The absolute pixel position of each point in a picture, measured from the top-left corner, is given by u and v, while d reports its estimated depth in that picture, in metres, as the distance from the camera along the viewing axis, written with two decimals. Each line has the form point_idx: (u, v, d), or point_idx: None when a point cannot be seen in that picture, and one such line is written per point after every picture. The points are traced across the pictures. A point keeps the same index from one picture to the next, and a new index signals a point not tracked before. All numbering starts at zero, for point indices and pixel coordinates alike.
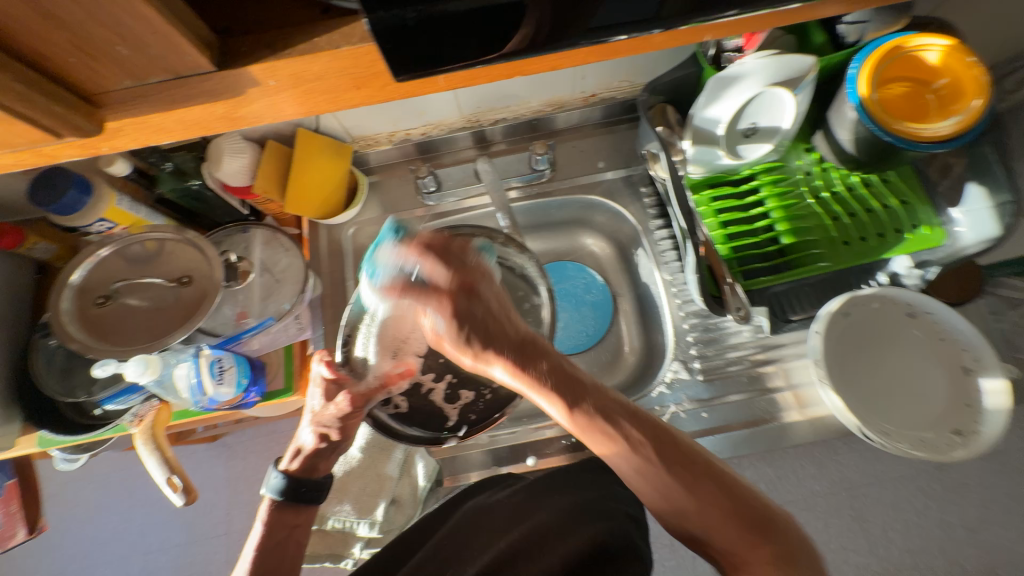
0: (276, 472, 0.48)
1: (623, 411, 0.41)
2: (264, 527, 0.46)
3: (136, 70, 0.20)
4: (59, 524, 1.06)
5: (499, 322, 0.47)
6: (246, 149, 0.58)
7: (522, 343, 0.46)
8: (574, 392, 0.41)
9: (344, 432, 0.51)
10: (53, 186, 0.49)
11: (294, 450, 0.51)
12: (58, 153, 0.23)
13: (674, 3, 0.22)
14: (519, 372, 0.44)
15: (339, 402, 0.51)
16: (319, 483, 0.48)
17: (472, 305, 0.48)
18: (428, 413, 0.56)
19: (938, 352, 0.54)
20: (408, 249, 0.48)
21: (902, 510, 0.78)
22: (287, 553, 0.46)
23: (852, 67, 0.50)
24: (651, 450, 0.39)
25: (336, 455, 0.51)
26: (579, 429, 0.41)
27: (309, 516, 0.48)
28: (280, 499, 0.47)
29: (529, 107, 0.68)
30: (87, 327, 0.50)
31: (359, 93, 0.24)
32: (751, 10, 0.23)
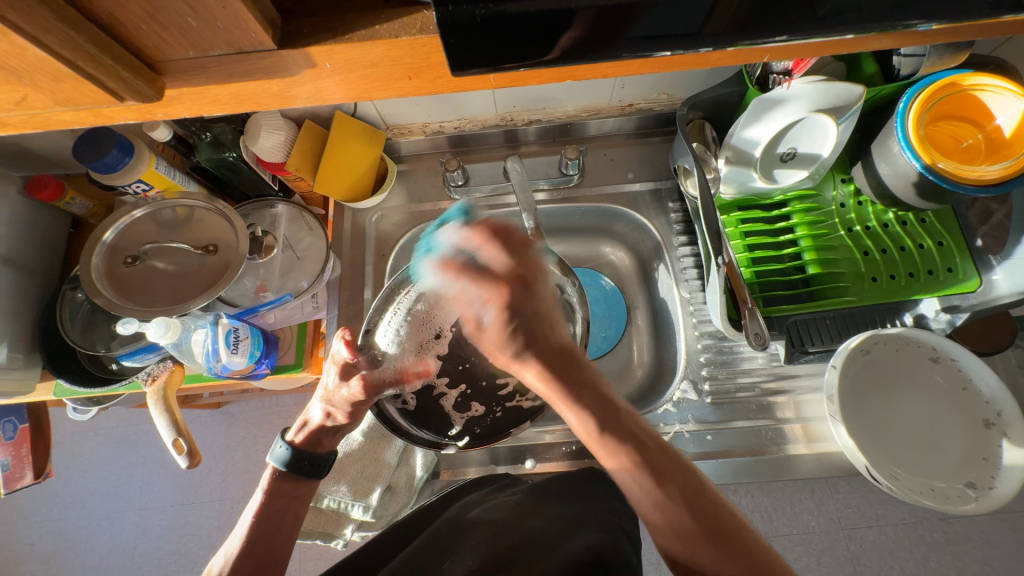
0: (282, 443, 0.49)
1: (653, 439, 0.42)
2: (262, 501, 0.47)
3: (201, 42, 0.21)
4: (63, 471, 1.09)
5: (545, 325, 0.47)
6: (284, 127, 0.59)
7: (564, 347, 0.47)
8: (607, 412, 0.42)
9: (351, 416, 0.50)
10: (97, 145, 0.51)
11: (301, 422, 0.51)
12: (115, 114, 0.24)
13: (739, 20, 0.22)
14: (552, 381, 0.45)
15: (351, 390, 0.48)
16: (323, 459, 0.49)
17: (523, 305, 0.47)
18: (434, 415, 0.56)
19: (959, 401, 0.52)
20: (471, 231, 0.48)
21: (901, 558, 0.76)
22: (284, 521, 0.47)
23: (902, 101, 0.49)
24: (675, 490, 0.39)
25: (339, 435, 0.51)
26: (595, 443, 0.42)
27: (309, 488, 0.49)
28: (284, 469, 0.48)
29: (564, 110, 0.67)
30: (115, 285, 0.52)
31: (410, 82, 0.25)
32: (812, 36, 0.23)
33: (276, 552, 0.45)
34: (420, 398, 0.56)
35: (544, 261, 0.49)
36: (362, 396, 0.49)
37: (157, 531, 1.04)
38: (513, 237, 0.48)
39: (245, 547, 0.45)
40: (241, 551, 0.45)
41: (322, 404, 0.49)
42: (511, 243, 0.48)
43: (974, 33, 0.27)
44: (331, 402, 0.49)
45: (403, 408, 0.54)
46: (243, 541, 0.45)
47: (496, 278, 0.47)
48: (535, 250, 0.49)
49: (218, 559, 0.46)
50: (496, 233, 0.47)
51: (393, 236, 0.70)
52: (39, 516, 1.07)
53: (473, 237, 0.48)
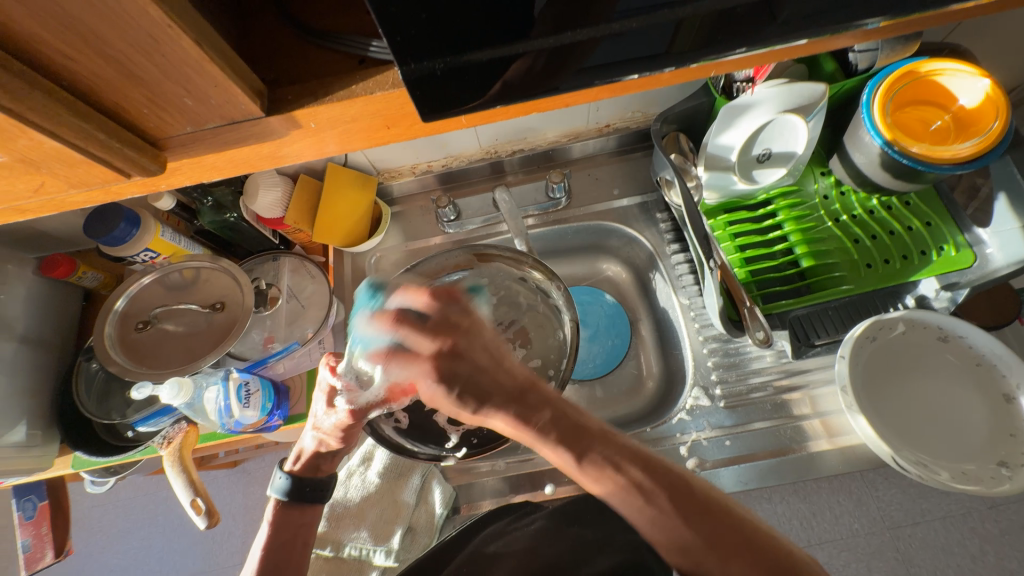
0: (281, 473, 0.50)
1: (634, 456, 0.40)
2: (268, 536, 0.47)
3: (198, 117, 0.23)
4: (83, 547, 1.08)
5: (492, 375, 0.43)
6: (279, 183, 0.62)
7: (524, 393, 0.42)
8: (582, 443, 0.40)
9: (344, 441, 0.50)
10: (105, 220, 0.53)
11: (296, 451, 0.52)
12: (123, 190, 0.26)
13: (680, 42, 0.24)
14: (523, 425, 0.41)
15: (339, 416, 0.48)
16: (323, 483, 0.50)
17: (459, 364, 0.42)
18: (429, 431, 0.54)
19: (977, 378, 0.51)
20: (384, 317, 0.42)
21: (954, 553, 0.72)
22: (294, 551, 0.47)
23: (865, 93, 0.51)
24: (658, 502, 0.38)
25: (338, 458, 0.52)
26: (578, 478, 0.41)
27: (314, 514, 0.50)
28: (286, 500, 0.49)
29: (544, 138, 0.70)
30: (128, 352, 0.53)
31: (389, 131, 0.26)
32: (765, 45, 0.24)
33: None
34: (410, 417, 0.53)
35: (473, 315, 0.44)
36: (352, 420, 0.48)
37: None
38: (433, 306, 0.44)
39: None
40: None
41: (313, 432, 0.49)
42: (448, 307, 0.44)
43: (928, 22, 0.28)
44: (322, 430, 0.49)
45: (395, 426, 0.52)
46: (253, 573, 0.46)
47: (432, 335, 0.42)
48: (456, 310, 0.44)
49: None
50: (433, 299, 0.44)
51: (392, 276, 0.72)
52: None
53: (412, 299, 0.44)
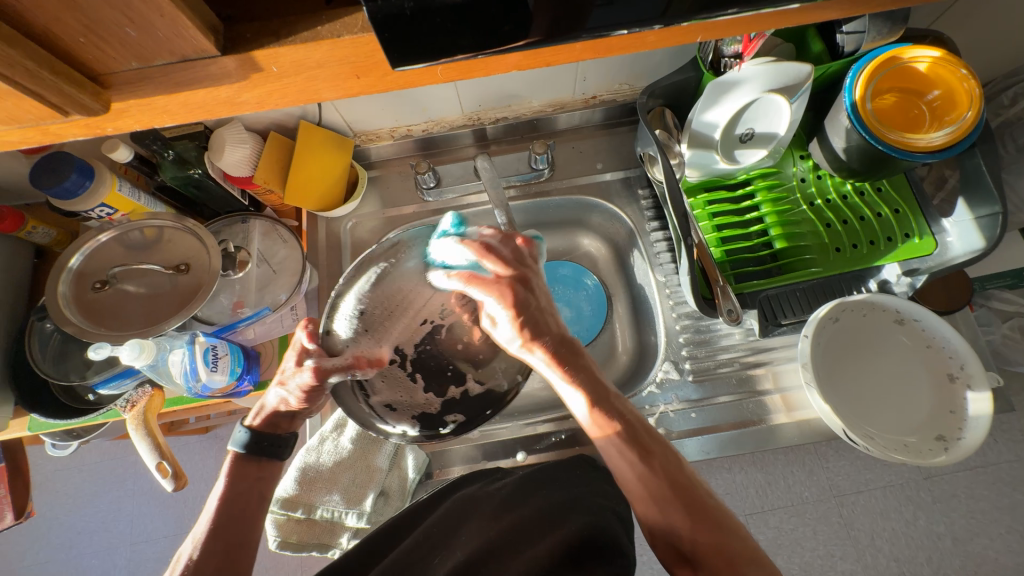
0: (241, 427, 0.51)
1: (640, 426, 0.43)
2: (226, 485, 0.48)
3: (143, 52, 0.21)
4: (47, 511, 1.06)
5: (547, 316, 0.46)
6: (248, 140, 0.59)
7: (563, 339, 0.46)
8: (602, 394, 0.44)
9: (305, 402, 0.51)
10: (55, 170, 0.49)
11: (258, 406, 0.53)
12: (63, 131, 0.24)
13: (690, 4, 0.23)
14: (557, 363, 0.45)
15: (303, 377, 0.48)
16: (282, 440, 0.52)
17: (528, 296, 0.46)
18: (481, 403, 0.54)
19: (925, 358, 0.54)
20: (473, 245, 0.47)
21: (890, 518, 0.79)
22: (250, 503, 0.48)
23: (849, 76, 0.51)
24: (643, 450, 0.41)
25: (298, 418, 0.53)
26: (591, 420, 0.43)
27: (273, 470, 0.51)
28: (243, 453, 0.50)
29: (529, 106, 0.68)
30: (83, 311, 0.51)
31: (359, 81, 0.25)
32: (759, 7, 0.24)
33: (242, 534, 0.46)
34: (459, 409, 0.54)
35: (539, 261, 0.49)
36: (315, 382, 0.48)
37: (152, 564, 1.02)
38: (511, 243, 0.48)
39: (212, 531, 0.45)
40: (209, 535, 0.45)
41: (277, 390, 0.50)
42: (507, 250, 0.48)
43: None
44: (286, 387, 0.50)
45: (456, 427, 0.52)
46: (209, 523, 0.46)
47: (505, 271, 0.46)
48: (531, 253, 0.48)
49: (187, 543, 0.46)
50: (511, 237, 0.48)
51: (368, 243, 0.70)
52: (25, 560, 1.04)
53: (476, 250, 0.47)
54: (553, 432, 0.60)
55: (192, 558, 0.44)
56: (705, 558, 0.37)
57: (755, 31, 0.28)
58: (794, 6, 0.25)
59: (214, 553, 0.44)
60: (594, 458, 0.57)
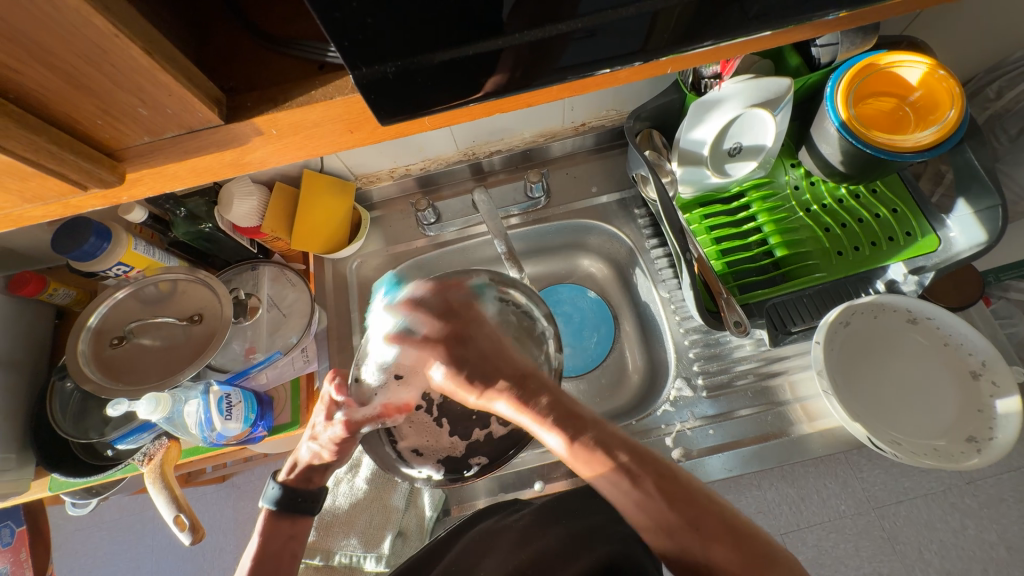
0: (273, 483, 0.50)
1: (623, 444, 0.41)
2: (258, 545, 0.47)
3: (154, 127, 0.23)
4: (67, 573, 1.05)
5: (495, 360, 0.50)
6: (255, 192, 0.61)
7: (523, 377, 0.47)
8: (575, 427, 0.42)
9: (337, 454, 0.52)
10: (75, 235, 0.52)
11: (291, 462, 0.52)
12: (83, 203, 0.26)
13: (657, 39, 0.24)
14: (522, 406, 0.45)
15: (334, 429, 0.51)
16: (314, 494, 0.50)
17: (465, 351, 0.53)
18: (505, 444, 0.54)
19: (944, 357, 0.53)
20: (403, 304, 0.54)
21: (937, 529, 0.74)
22: (283, 562, 0.47)
23: (828, 86, 0.52)
24: (635, 475, 0.39)
25: (330, 470, 0.52)
26: (575, 461, 0.41)
27: (303, 526, 0.49)
28: (275, 509, 0.48)
29: (521, 138, 0.71)
30: (102, 368, 0.52)
31: (354, 135, 0.26)
32: (725, 38, 0.25)
33: None
34: (484, 452, 0.55)
35: (476, 306, 0.54)
36: (346, 434, 0.51)
37: None
38: (444, 294, 0.53)
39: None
40: None
41: (309, 443, 0.51)
42: (450, 296, 0.53)
43: (875, 15, 0.29)
44: (319, 441, 0.52)
45: (479, 469, 0.53)
46: None
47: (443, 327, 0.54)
48: (466, 298, 0.54)
49: None
50: (439, 287, 0.53)
51: (375, 281, 0.71)
52: None
53: (403, 308, 0.54)
54: None
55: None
56: None
57: (726, 58, 0.30)
58: (759, 34, 0.26)
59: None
60: None
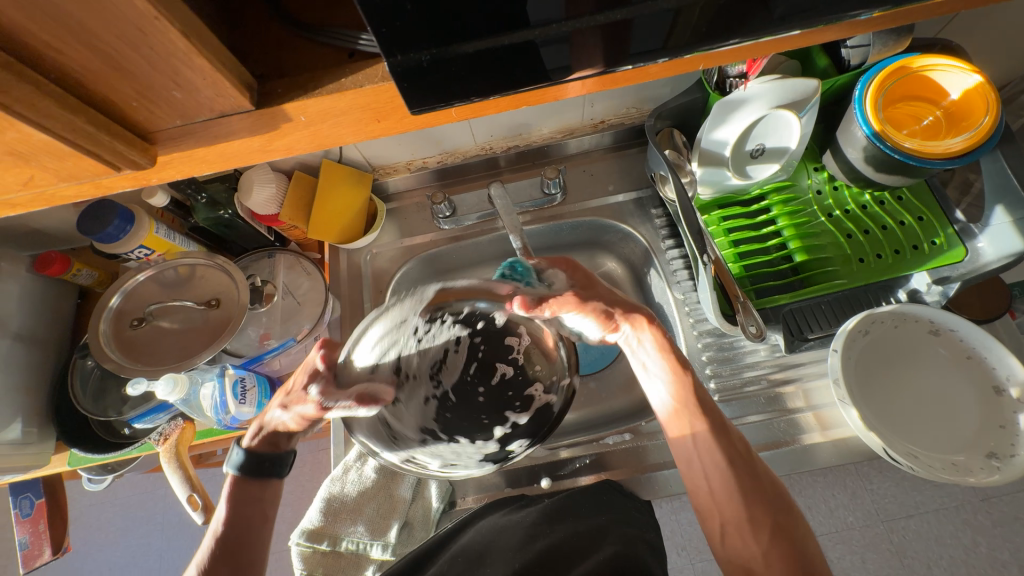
0: (238, 449, 0.50)
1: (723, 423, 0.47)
2: (228, 510, 0.48)
3: (186, 110, 0.23)
4: (81, 546, 1.08)
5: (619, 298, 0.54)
6: (273, 180, 0.62)
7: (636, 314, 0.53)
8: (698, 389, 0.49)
9: (304, 425, 0.50)
10: (100, 217, 0.53)
11: (256, 427, 0.52)
12: (113, 184, 0.26)
13: (689, 36, 0.24)
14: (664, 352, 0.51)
15: (307, 404, 0.48)
16: (280, 459, 0.51)
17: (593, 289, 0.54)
18: (538, 421, 0.49)
19: (968, 371, 0.52)
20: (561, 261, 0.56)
21: (947, 545, 0.73)
22: (249, 528, 0.48)
23: (857, 89, 0.51)
24: (739, 464, 0.45)
25: (295, 437, 0.53)
26: (676, 413, 0.48)
27: (272, 491, 0.51)
28: (240, 474, 0.50)
29: (540, 134, 0.70)
30: (123, 348, 0.53)
31: (379, 125, 0.26)
32: (759, 35, 0.24)
33: (249, 556, 0.47)
34: (521, 434, 0.49)
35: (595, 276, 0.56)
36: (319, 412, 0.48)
37: None
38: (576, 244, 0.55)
39: (216, 552, 0.46)
40: (212, 556, 0.46)
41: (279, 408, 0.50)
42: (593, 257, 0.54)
43: (918, 14, 0.28)
44: (288, 410, 0.49)
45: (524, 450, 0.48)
46: (212, 545, 0.46)
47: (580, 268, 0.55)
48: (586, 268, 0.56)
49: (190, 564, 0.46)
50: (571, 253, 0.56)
51: (388, 273, 0.72)
52: None
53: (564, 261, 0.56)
54: (576, 458, 0.58)
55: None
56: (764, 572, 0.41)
57: (759, 56, 0.29)
58: (795, 32, 0.25)
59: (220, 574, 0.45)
60: (621, 484, 0.56)
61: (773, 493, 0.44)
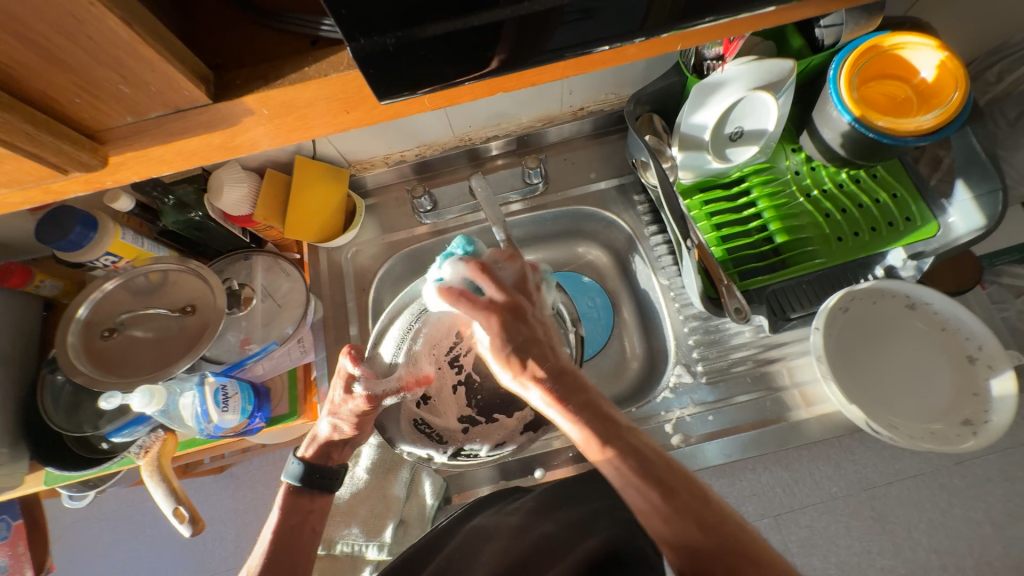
0: (294, 460, 0.51)
1: (654, 453, 0.41)
2: (278, 518, 0.48)
3: (137, 106, 0.22)
4: (66, 564, 1.04)
5: (543, 349, 0.48)
6: (245, 179, 0.60)
7: (564, 371, 0.46)
8: (614, 433, 0.42)
9: (357, 427, 0.51)
10: (60, 223, 0.51)
11: (310, 437, 0.53)
12: (64, 188, 0.24)
13: (663, 17, 0.23)
14: (557, 403, 0.45)
15: (355, 403, 0.49)
16: (333, 471, 0.51)
17: (522, 326, 0.48)
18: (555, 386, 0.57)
19: (942, 342, 0.54)
20: (472, 268, 0.48)
21: (924, 508, 0.76)
22: (303, 536, 0.48)
23: (832, 69, 0.51)
24: (681, 502, 0.38)
25: (348, 446, 0.53)
26: (584, 443, 0.43)
27: (323, 502, 0.51)
28: (297, 485, 0.50)
29: (519, 123, 0.69)
30: (94, 361, 0.51)
31: (348, 116, 0.25)
32: (734, 13, 0.24)
33: (297, 566, 0.46)
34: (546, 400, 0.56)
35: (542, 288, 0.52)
36: (367, 407, 0.49)
37: None
38: (517, 267, 0.51)
39: (266, 564, 0.46)
40: (262, 566, 0.46)
41: (328, 419, 0.51)
42: (505, 275, 0.50)
43: None
44: (338, 415, 0.50)
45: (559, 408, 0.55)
46: (263, 554, 0.47)
47: (490, 305, 0.48)
48: (530, 277, 0.51)
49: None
50: (511, 260, 0.50)
51: (371, 270, 0.70)
52: None
53: (474, 270, 0.49)
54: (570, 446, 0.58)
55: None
56: None
57: (731, 36, 0.29)
58: (770, 8, 0.25)
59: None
60: None
61: (739, 535, 0.37)
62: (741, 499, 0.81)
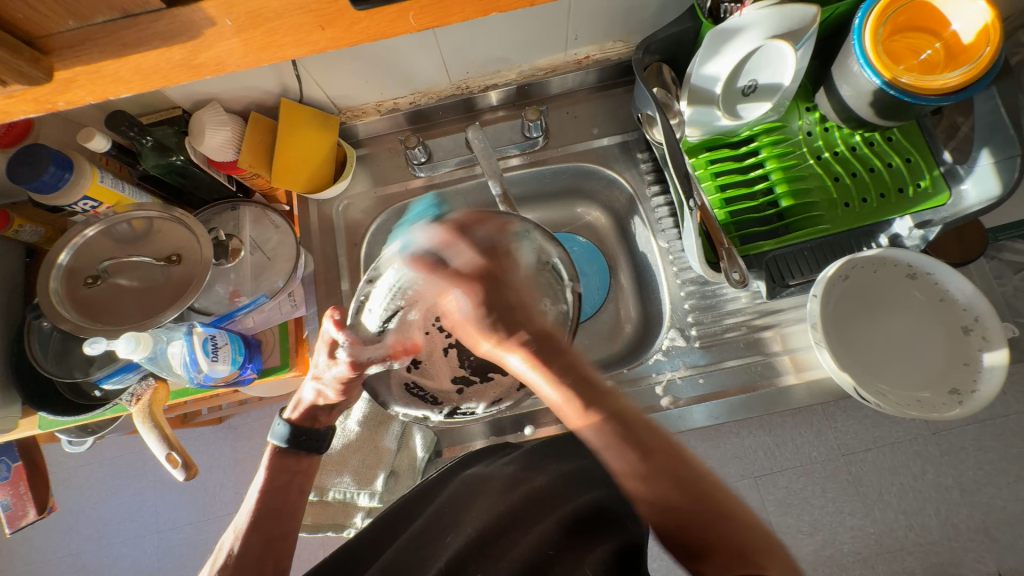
0: (280, 422, 0.51)
1: (631, 416, 0.41)
2: (265, 477, 0.49)
3: (80, 9, 0.22)
4: (73, 505, 1.09)
5: (519, 312, 0.50)
6: (228, 122, 0.57)
7: (540, 334, 0.48)
8: (593, 395, 0.41)
9: (343, 393, 0.51)
10: (32, 163, 0.48)
11: (296, 401, 0.53)
12: (12, 108, 0.25)
13: None
14: (536, 363, 0.45)
15: (339, 369, 0.49)
16: (320, 435, 0.51)
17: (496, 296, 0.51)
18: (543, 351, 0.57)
19: (939, 313, 0.53)
20: (443, 231, 0.51)
21: (898, 473, 0.79)
22: (290, 496, 0.49)
23: (857, 18, 0.48)
24: (659, 460, 0.38)
25: (336, 410, 0.53)
26: (564, 407, 0.42)
27: (311, 463, 0.51)
28: (285, 446, 0.50)
29: (519, 71, 0.65)
30: (78, 308, 0.50)
31: (323, 33, 0.25)
32: None
33: (282, 525, 0.47)
34: None
35: (514, 252, 0.52)
36: (352, 374, 0.49)
37: (179, 549, 1.05)
38: (489, 227, 0.51)
39: (251, 524, 0.46)
40: (249, 526, 0.46)
41: (313, 383, 0.50)
42: (479, 233, 0.50)
43: None
44: (323, 381, 0.50)
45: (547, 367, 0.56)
46: (249, 516, 0.47)
47: (468, 274, 0.51)
48: (505, 239, 0.51)
49: (229, 532, 0.47)
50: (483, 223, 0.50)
51: (363, 224, 0.68)
52: (57, 552, 1.07)
53: (444, 235, 0.51)
54: None
55: (235, 550, 0.45)
56: (713, 552, 0.34)
57: None
58: None
59: (255, 546, 0.45)
60: None
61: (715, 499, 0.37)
62: (724, 460, 0.83)
